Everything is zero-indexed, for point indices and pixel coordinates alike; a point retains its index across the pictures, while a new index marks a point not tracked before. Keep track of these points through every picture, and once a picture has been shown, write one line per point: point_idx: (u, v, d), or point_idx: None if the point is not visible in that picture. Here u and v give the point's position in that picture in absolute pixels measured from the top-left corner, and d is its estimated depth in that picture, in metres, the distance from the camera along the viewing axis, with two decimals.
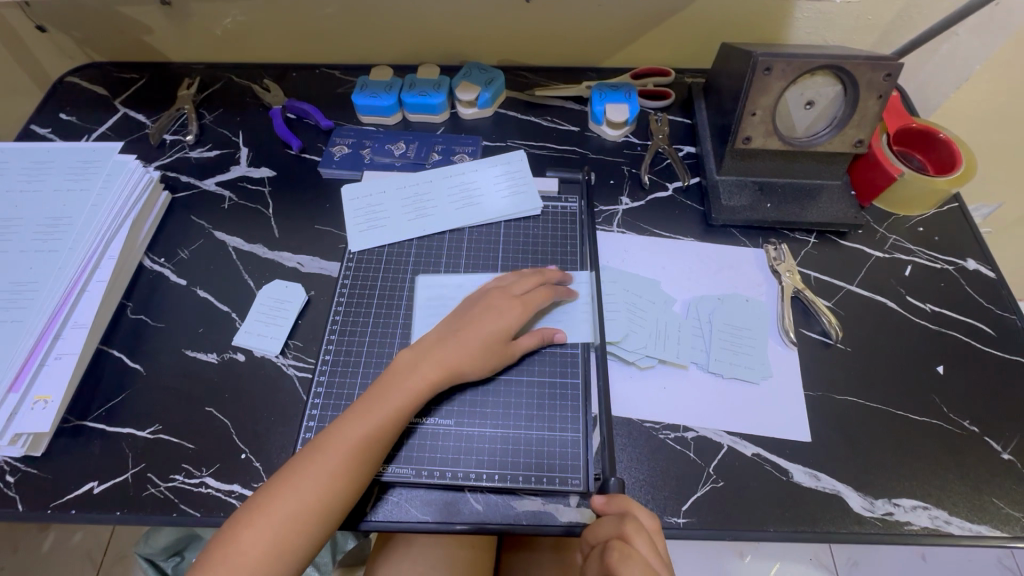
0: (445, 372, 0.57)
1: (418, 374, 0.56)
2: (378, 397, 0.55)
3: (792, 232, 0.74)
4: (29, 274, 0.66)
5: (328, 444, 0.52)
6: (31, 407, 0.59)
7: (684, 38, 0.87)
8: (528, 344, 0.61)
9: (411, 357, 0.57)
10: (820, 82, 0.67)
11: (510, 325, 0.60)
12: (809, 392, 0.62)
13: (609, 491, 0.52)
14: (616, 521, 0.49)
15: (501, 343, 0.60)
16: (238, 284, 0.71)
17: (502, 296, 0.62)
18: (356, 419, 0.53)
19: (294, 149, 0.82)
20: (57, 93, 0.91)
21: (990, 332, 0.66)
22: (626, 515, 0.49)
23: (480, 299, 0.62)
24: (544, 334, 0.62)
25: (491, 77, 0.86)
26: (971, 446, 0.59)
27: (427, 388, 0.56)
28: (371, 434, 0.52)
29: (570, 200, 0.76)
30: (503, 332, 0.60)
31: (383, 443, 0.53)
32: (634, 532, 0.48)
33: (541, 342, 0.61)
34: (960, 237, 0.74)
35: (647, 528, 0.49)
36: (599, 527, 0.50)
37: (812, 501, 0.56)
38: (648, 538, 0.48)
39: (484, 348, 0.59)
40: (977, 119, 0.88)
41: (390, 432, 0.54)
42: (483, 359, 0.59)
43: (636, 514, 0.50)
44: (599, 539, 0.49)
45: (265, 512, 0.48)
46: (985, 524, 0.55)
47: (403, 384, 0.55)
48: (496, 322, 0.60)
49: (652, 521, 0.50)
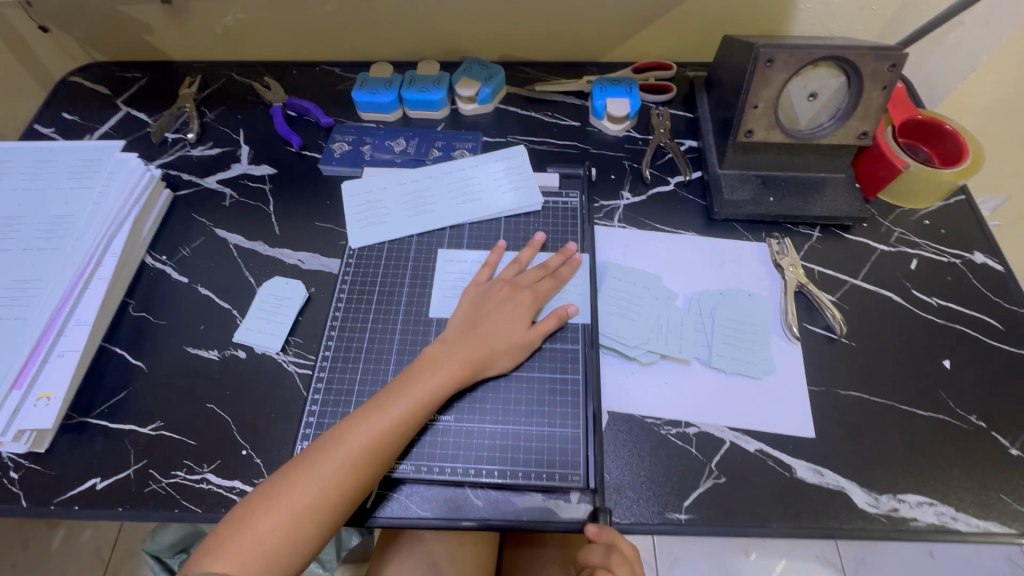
0: (468, 368, 0.57)
1: (443, 369, 0.56)
2: (400, 391, 0.54)
3: (795, 226, 0.73)
4: (32, 272, 0.66)
5: (351, 433, 0.51)
6: (34, 404, 0.59)
7: (685, 31, 0.86)
8: (546, 327, 0.61)
9: (436, 352, 0.58)
10: (823, 74, 0.66)
11: (525, 314, 0.61)
12: (811, 387, 0.62)
13: (599, 521, 0.53)
14: (604, 551, 0.51)
15: (518, 337, 0.60)
16: (238, 281, 0.71)
17: (516, 289, 0.63)
18: (380, 410, 0.53)
19: (295, 146, 0.83)
20: (61, 93, 0.91)
21: (997, 326, 0.65)
22: (612, 547, 0.51)
23: (493, 291, 0.63)
24: (557, 312, 0.62)
25: (491, 72, 0.86)
26: (978, 442, 0.58)
27: (450, 384, 0.56)
28: (394, 426, 0.52)
29: (571, 194, 0.76)
30: (521, 323, 0.61)
31: (405, 435, 0.53)
32: (618, 564, 0.50)
33: (558, 322, 0.62)
34: (967, 230, 0.73)
35: (629, 556, 0.52)
36: (587, 552, 0.52)
37: (815, 497, 0.56)
38: (629, 567, 0.51)
39: (504, 343, 0.59)
40: (985, 111, 0.87)
41: (412, 426, 0.54)
42: (503, 356, 0.59)
43: (621, 545, 0.51)
44: (587, 563, 0.52)
45: (284, 499, 0.48)
46: (993, 520, 0.54)
47: (428, 378, 0.55)
48: (513, 315, 0.61)
49: (632, 547, 0.53)
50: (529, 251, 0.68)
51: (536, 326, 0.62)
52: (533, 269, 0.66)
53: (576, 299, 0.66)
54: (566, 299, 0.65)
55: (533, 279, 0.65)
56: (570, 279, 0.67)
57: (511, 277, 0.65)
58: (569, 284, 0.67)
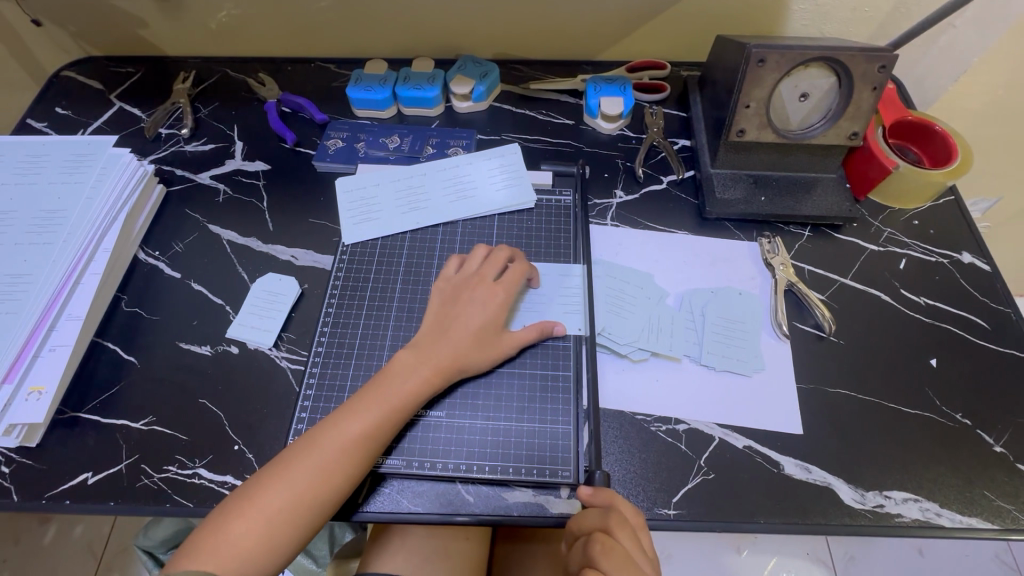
0: (442, 374, 0.57)
1: (416, 374, 0.56)
2: (376, 394, 0.54)
3: (786, 225, 0.74)
4: (24, 266, 0.66)
5: (323, 439, 0.51)
6: (26, 398, 0.59)
7: (680, 30, 0.87)
8: (525, 338, 0.60)
9: (407, 357, 0.57)
10: (814, 74, 0.66)
11: (499, 318, 0.60)
12: (800, 385, 0.62)
13: (594, 483, 0.54)
14: (600, 513, 0.50)
15: (492, 343, 0.59)
16: (232, 277, 0.71)
17: (486, 283, 0.61)
18: (353, 414, 0.53)
19: (289, 143, 0.83)
20: (54, 87, 0.91)
21: (984, 325, 0.66)
22: (610, 509, 0.50)
23: (463, 287, 0.61)
24: (539, 326, 0.61)
25: (486, 70, 0.86)
26: (964, 439, 0.59)
27: (424, 389, 0.56)
28: (366, 431, 0.52)
29: (564, 193, 0.76)
30: (493, 324, 0.60)
31: (379, 439, 0.53)
32: (617, 525, 0.49)
33: (541, 334, 0.61)
34: (956, 230, 0.73)
35: (633, 523, 0.51)
36: (584, 518, 0.51)
37: (803, 493, 0.56)
38: (631, 531, 0.49)
39: (478, 347, 0.59)
40: (975, 113, 0.88)
41: (387, 431, 0.54)
42: (477, 362, 0.59)
43: (619, 508, 0.51)
44: (583, 529, 0.50)
45: (257, 504, 0.49)
46: (977, 516, 0.55)
47: (401, 383, 0.55)
48: (483, 312, 0.59)
49: (636, 517, 0.51)
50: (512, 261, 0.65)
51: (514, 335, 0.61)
52: (500, 257, 0.64)
53: (564, 316, 0.65)
54: (552, 317, 0.64)
55: (500, 266, 0.63)
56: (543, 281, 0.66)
57: (479, 268, 0.63)
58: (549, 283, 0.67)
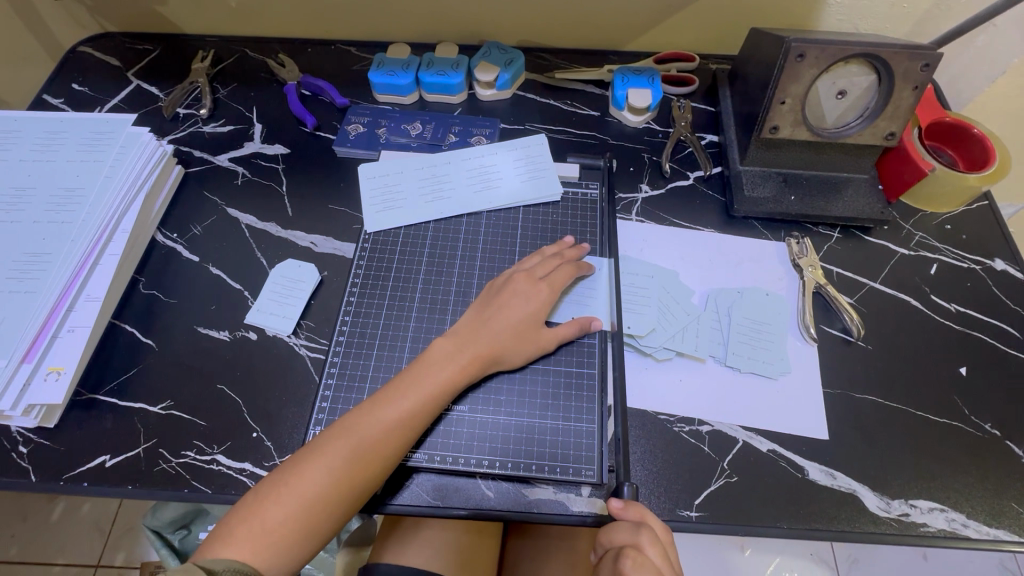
0: (476, 365, 0.56)
1: (452, 364, 0.55)
2: (410, 382, 0.54)
3: (816, 226, 0.72)
4: (43, 245, 0.65)
5: (361, 424, 0.51)
6: (44, 378, 0.59)
7: (711, 22, 0.85)
8: (564, 332, 0.60)
9: (445, 345, 0.56)
10: (853, 71, 0.65)
11: (542, 313, 0.60)
12: (826, 390, 0.61)
13: (622, 497, 0.52)
14: (632, 528, 0.49)
15: (531, 338, 0.59)
16: (250, 261, 0.70)
17: (533, 280, 0.61)
18: (389, 402, 0.52)
19: (309, 127, 0.81)
20: (70, 63, 0.90)
21: (1016, 334, 0.65)
22: (643, 525, 0.49)
23: (509, 282, 0.61)
24: (579, 321, 0.61)
25: (511, 57, 0.84)
26: (992, 449, 0.58)
27: (460, 379, 0.55)
28: (403, 419, 0.52)
29: (591, 186, 0.75)
30: (537, 318, 0.59)
31: (414, 429, 0.53)
32: (648, 541, 0.48)
33: (579, 331, 0.61)
34: (988, 237, 0.72)
35: (661, 538, 0.50)
36: (613, 532, 0.49)
37: (826, 498, 0.55)
38: (661, 549, 0.48)
39: (515, 341, 0.58)
40: (1010, 114, 0.85)
41: (420, 419, 0.53)
42: (511, 356, 0.58)
43: (650, 523, 0.50)
44: (612, 543, 0.49)
45: (294, 489, 0.48)
46: (1003, 528, 0.54)
47: (438, 372, 0.55)
48: (528, 308, 0.59)
49: (665, 534, 0.50)
50: (558, 262, 0.64)
51: (553, 330, 0.60)
52: (550, 258, 0.64)
53: (592, 303, 0.64)
54: (582, 303, 0.64)
55: (549, 267, 0.63)
56: (587, 275, 0.66)
57: (529, 268, 0.63)
58: (586, 280, 0.66)
